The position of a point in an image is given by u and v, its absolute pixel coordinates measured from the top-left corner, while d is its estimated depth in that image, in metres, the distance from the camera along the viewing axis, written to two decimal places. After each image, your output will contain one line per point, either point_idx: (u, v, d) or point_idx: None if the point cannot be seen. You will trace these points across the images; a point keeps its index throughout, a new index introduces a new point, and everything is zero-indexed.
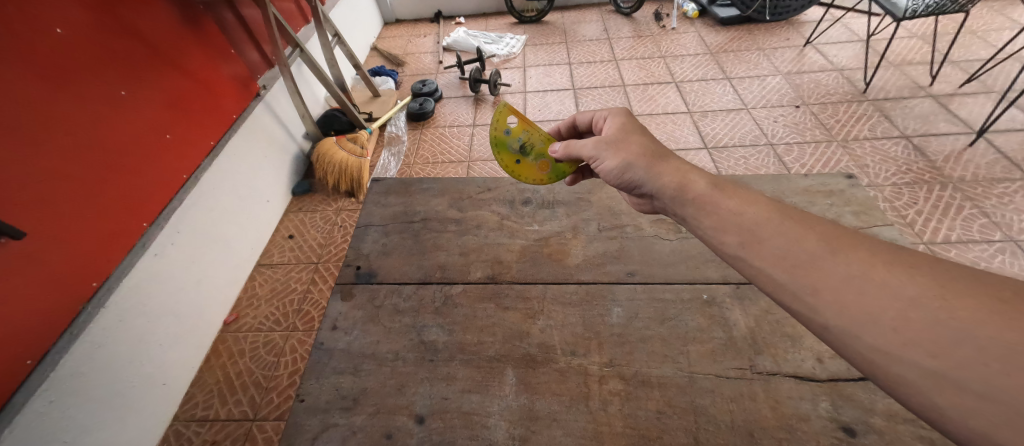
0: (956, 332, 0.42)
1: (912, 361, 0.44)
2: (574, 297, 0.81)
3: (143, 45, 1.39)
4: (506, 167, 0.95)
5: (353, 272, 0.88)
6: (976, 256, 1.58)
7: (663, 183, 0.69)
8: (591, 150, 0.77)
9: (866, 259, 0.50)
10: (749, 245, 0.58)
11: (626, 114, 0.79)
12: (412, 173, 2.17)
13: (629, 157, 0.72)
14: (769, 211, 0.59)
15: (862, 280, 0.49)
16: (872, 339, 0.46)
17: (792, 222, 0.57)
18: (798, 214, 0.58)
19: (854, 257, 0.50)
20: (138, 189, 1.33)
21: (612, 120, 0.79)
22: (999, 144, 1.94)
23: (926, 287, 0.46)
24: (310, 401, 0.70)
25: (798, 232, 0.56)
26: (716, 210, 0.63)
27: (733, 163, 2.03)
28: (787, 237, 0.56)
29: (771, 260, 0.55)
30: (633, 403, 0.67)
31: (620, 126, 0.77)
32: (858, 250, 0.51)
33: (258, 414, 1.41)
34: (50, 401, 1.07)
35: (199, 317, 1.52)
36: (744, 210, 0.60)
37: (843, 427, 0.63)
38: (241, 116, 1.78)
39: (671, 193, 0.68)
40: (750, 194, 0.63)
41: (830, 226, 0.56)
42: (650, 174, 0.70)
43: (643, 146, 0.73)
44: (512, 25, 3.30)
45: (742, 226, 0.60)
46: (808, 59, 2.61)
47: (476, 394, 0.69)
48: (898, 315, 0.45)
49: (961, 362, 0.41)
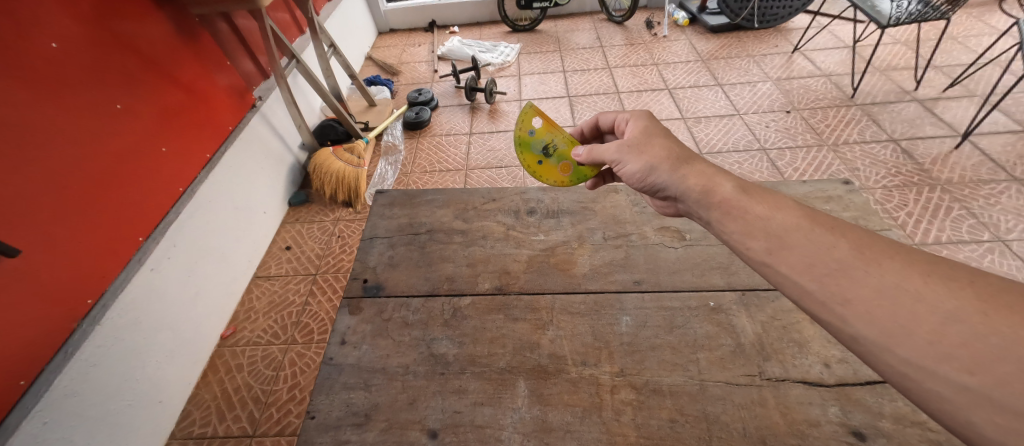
0: (994, 348, 0.43)
1: (946, 376, 0.45)
2: (583, 307, 0.81)
3: (137, 57, 1.37)
4: (529, 166, 0.98)
5: (361, 285, 0.87)
6: (967, 256, 1.61)
7: (687, 186, 0.70)
8: (613, 154, 0.78)
9: (902, 270, 0.51)
10: (775, 251, 0.59)
11: (650, 118, 0.80)
12: (409, 182, 2.16)
13: (653, 160, 0.74)
14: (796, 217, 0.60)
15: (898, 291, 0.50)
16: (905, 352, 0.47)
17: (821, 229, 0.58)
18: (828, 221, 0.59)
19: (890, 267, 0.51)
20: (133, 204, 1.31)
21: (635, 124, 0.80)
22: (983, 146, 1.99)
23: (967, 301, 0.46)
24: (321, 417, 0.69)
25: (829, 239, 0.56)
26: (743, 215, 0.64)
27: (727, 167, 2.05)
28: (816, 245, 0.57)
29: (799, 268, 0.56)
30: (646, 412, 0.67)
31: (643, 130, 0.78)
32: (894, 259, 0.52)
33: (258, 430, 1.39)
34: (45, 422, 1.04)
35: (195, 331, 1.49)
36: (773, 216, 0.62)
37: (853, 431, 0.64)
38: (236, 128, 1.77)
39: (696, 196, 0.69)
40: (778, 199, 0.64)
41: (861, 233, 0.56)
42: (673, 177, 0.71)
43: (666, 149, 0.74)
44: (506, 34, 3.33)
45: (769, 232, 0.61)
46: (796, 65, 2.66)
47: (488, 407, 0.68)
48: (933, 329, 0.46)
49: (1000, 379, 0.42)
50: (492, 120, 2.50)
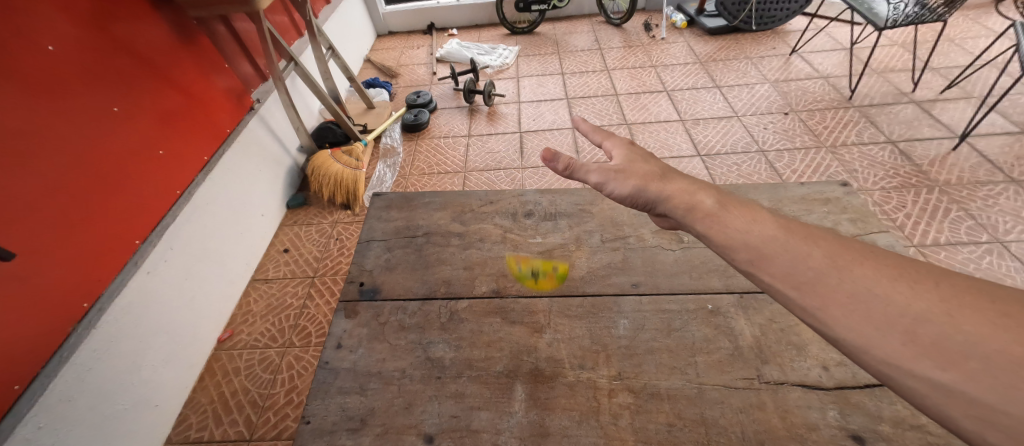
0: (966, 347, 0.44)
1: (922, 373, 0.45)
2: (580, 310, 0.81)
3: (134, 59, 1.37)
4: (513, 269, 0.89)
5: (357, 289, 0.87)
6: (965, 257, 1.61)
7: (671, 205, 0.68)
8: (598, 177, 0.72)
9: (872, 276, 0.51)
10: (756, 263, 0.58)
11: (627, 141, 0.79)
12: (408, 184, 2.16)
13: (640, 182, 0.71)
14: (772, 228, 0.60)
15: (870, 295, 0.50)
16: (883, 353, 0.47)
17: (795, 238, 0.58)
18: (802, 230, 0.59)
19: (861, 273, 0.52)
20: (129, 206, 1.31)
21: (615, 148, 0.78)
22: (981, 147, 1.99)
23: (934, 303, 0.47)
24: (316, 422, 0.69)
25: (802, 249, 0.56)
26: (725, 229, 0.62)
27: (725, 169, 2.05)
28: (792, 254, 0.57)
29: (778, 277, 0.56)
30: (644, 416, 0.67)
31: (626, 154, 0.76)
32: (864, 265, 0.53)
33: (255, 434, 1.38)
34: (39, 427, 1.03)
35: (192, 335, 1.49)
36: (751, 228, 0.60)
37: (852, 435, 0.64)
38: (235, 130, 1.76)
39: (682, 213, 0.67)
40: (756, 212, 0.63)
41: (832, 240, 0.57)
42: (661, 196, 0.69)
43: (651, 172, 0.72)
44: (504, 36, 3.33)
45: (750, 244, 0.59)
46: (794, 67, 2.66)
47: (485, 411, 0.68)
48: (907, 329, 0.47)
49: (972, 376, 0.42)
50: (491, 122, 2.50)
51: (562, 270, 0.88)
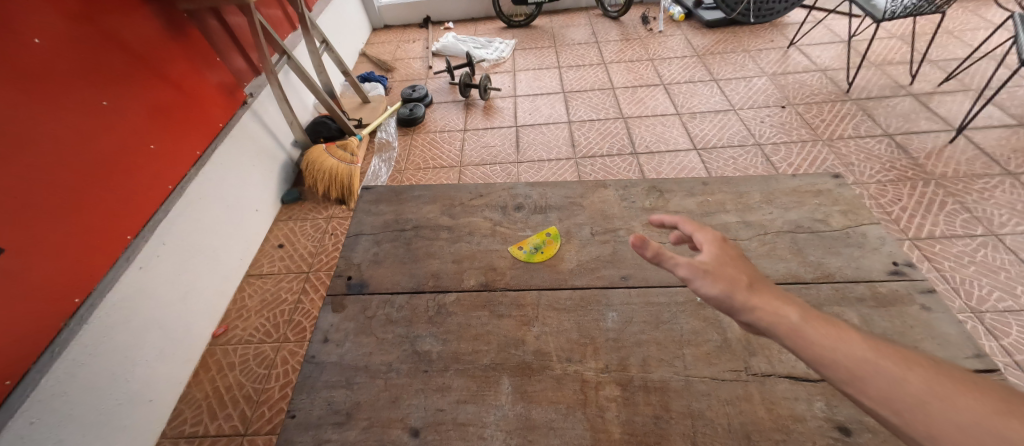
0: None
1: None
2: (569, 303, 0.80)
3: (124, 53, 1.36)
4: (519, 254, 0.89)
5: (344, 282, 0.87)
6: (960, 250, 1.61)
7: (756, 315, 0.58)
8: (687, 271, 0.62)
9: (979, 406, 0.43)
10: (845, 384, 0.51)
11: (718, 239, 0.69)
12: (403, 179, 2.15)
13: (727, 286, 0.61)
14: (862, 347, 0.52)
15: (978, 428, 0.42)
16: None
17: (889, 358, 0.50)
18: (897, 351, 0.51)
19: (968, 404, 0.44)
20: (120, 202, 1.30)
21: (707, 245, 0.67)
22: (977, 140, 1.98)
23: None
24: (301, 416, 0.68)
25: (898, 373, 0.49)
26: (811, 345, 0.54)
27: (721, 163, 2.04)
28: (885, 376, 0.49)
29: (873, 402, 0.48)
30: (630, 409, 0.67)
31: (716, 252, 0.66)
32: (969, 394, 0.45)
33: (249, 428, 1.38)
34: (31, 422, 1.03)
35: (186, 330, 1.48)
36: (835, 345, 0.53)
37: (838, 426, 0.63)
38: (227, 125, 1.75)
39: (766, 325, 0.57)
40: (844, 328, 0.55)
41: (936, 367, 0.49)
42: (748, 302, 0.59)
43: (741, 274, 0.62)
44: (501, 29, 3.31)
45: (838, 363, 0.52)
46: (792, 60, 2.65)
47: (471, 404, 0.68)
48: None
49: None
50: (486, 117, 2.48)
51: (554, 232, 0.94)
